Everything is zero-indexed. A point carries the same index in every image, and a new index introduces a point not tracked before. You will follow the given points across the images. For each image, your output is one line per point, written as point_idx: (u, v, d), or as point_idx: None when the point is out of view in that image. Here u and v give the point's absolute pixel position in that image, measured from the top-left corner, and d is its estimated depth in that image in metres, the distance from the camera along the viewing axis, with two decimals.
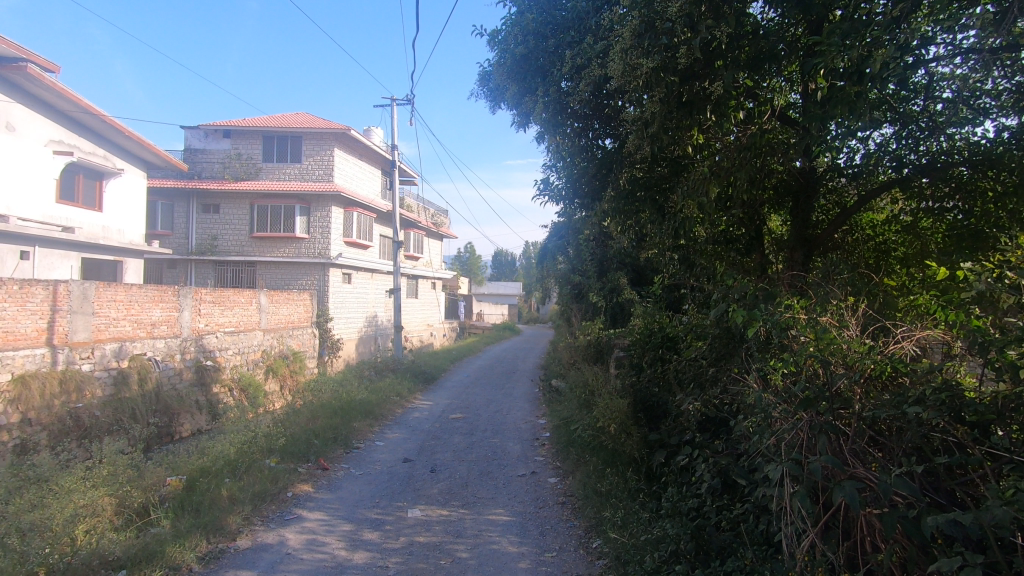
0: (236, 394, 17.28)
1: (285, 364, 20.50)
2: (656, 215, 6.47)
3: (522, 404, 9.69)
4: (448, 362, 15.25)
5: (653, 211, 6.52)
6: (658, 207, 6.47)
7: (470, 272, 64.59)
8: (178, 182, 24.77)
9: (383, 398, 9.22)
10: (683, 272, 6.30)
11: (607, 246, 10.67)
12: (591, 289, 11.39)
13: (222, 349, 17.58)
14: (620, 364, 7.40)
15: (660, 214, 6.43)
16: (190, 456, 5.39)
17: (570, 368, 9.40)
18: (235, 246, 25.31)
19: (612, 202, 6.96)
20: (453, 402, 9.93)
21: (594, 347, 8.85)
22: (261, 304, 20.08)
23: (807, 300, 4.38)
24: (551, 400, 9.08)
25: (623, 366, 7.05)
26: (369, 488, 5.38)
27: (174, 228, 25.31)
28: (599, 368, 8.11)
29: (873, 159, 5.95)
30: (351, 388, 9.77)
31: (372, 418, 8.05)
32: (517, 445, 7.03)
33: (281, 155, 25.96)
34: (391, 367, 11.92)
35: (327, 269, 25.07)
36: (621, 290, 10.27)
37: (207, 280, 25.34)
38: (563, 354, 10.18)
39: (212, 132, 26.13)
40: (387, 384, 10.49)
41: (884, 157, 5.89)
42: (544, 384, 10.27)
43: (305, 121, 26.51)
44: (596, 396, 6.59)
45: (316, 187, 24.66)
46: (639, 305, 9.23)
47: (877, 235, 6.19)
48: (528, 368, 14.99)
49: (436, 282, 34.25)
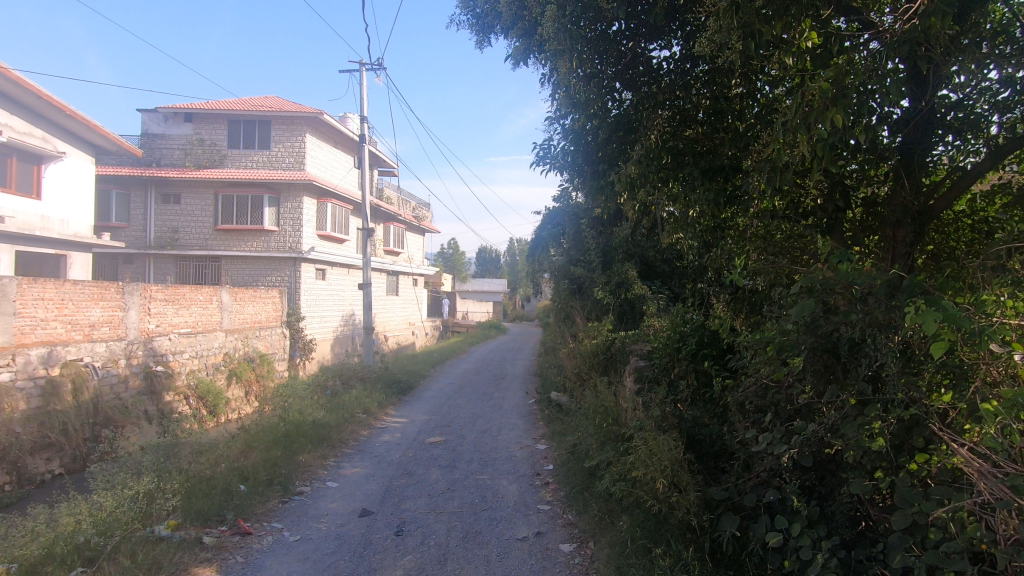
0: (193, 402, 15.44)
1: (251, 367, 18.60)
2: (704, 180, 5.02)
3: (517, 422, 8.08)
4: (429, 367, 13.62)
5: (698, 176, 5.08)
6: (701, 170, 5.04)
7: (454, 269, 63.14)
8: (133, 169, 22.64)
9: (345, 417, 7.56)
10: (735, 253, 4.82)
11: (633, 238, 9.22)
12: (594, 284, 9.84)
13: (177, 352, 15.61)
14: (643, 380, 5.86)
15: (711, 181, 4.98)
16: (36, 526, 3.66)
17: (574, 379, 7.82)
18: (197, 240, 23.24)
19: (637, 167, 5.38)
20: (433, 420, 8.31)
21: (604, 355, 7.32)
22: (222, 302, 18.14)
23: (976, 291, 2.85)
24: (554, 419, 7.47)
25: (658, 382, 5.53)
26: (305, 568, 3.72)
27: (130, 220, 23.18)
28: (612, 382, 6.58)
29: (970, 110, 3.95)
30: (308, 403, 8.05)
31: (328, 447, 6.40)
32: (513, 485, 5.44)
33: (248, 141, 23.95)
34: (360, 376, 10.20)
35: (299, 264, 23.18)
36: (630, 284, 8.76)
37: (167, 276, 23.28)
38: (563, 362, 8.62)
39: (172, 116, 23.95)
40: (355, 397, 8.79)
41: (978, 108, 3.91)
42: (543, 397, 8.68)
43: (275, 104, 24.53)
44: (622, 425, 5.03)
45: (287, 176, 22.73)
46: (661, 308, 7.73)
47: (976, 217, 3.97)
48: (518, 373, 13.38)
49: (416, 278, 32.48)
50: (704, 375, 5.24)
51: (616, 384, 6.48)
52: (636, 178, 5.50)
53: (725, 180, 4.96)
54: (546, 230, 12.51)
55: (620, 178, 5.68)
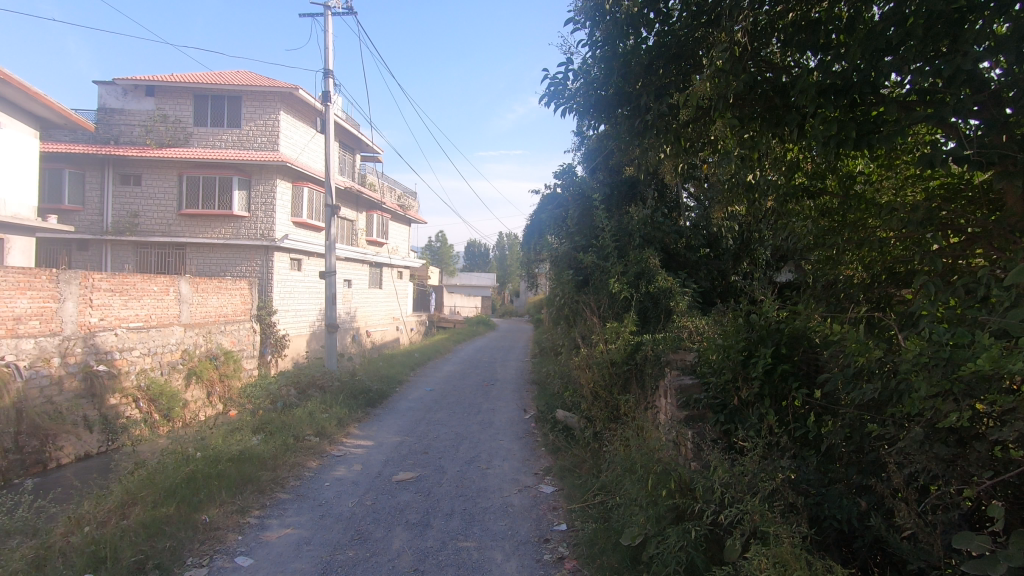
0: (143, 406, 13.49)
1: (213, 366, 16.50)
2: (817, 103, 3.33)
3: (512, 448, 6.36)
4: (408, 371, 11.88)
5: (808, 98, 3.37)
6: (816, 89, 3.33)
7: (442, 262, 61.40)
8: (88, 146, 20.44)
9: (291, 444, 5.79)
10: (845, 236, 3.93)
11: (668, 211, 8.26)
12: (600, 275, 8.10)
13: (125, 349, 13.59)
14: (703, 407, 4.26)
15: (830, 109, 3.32)
16: None
17: (587, 397, 6.09)
18: (159, 225, 21.11)
19: (717, 89, 3.66)
20: (406, 444, 6.58)
21: (626, 366, 5.65)
22: (180, 294, 16.13)
23: None
24: (566, 451, 5.72)
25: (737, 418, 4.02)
26: None
27: (86, 202, 20.99)
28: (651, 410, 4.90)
29: None
30: (242, 425, 6.23)
31: (256, 493, 4.61)
32: (515, 561, 3.72)
33: (217, 118, 21.80)
34: (322, 385, 8.38)
35: (271, 253, 21.24)
36: (651, 274, 7.05)
37: (125, 265, 21.14)
38: (569, 371, 6.95)
39: (132, 89, 21.73)
40: (309, 413, 6.99)
41: None
42: (547, 415, 6.95)
43: (245, 78, 22.40)
44: (693, 490, 3.34)
45: (258, 156, 20.73)
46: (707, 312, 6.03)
47: None
48: (511, 378, 11.62)
49: (401, 271, 30.66)
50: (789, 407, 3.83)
51: (656, 409, 4.79)
52: (717, 100, 3.70)
53: (855, 103, 3.30)
54: (547, 210, 10.87)
55: (684, 103, 3.89)
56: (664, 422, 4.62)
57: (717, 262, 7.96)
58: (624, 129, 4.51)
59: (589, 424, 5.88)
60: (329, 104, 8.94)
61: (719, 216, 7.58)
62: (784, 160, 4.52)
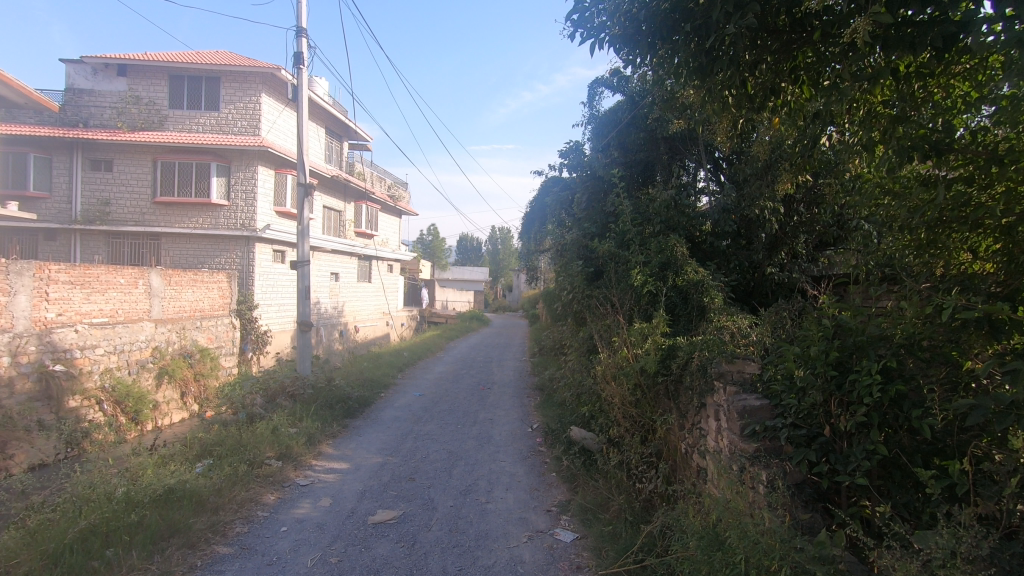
0: (110, 408, 11.67)
1: (187, 364, 14.77)
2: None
3: (518, 474, 5.27)
4: (396, 374, 10.75)
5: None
6: None
7: (434, 256, 60.09)
8: (54, 128, 18.94)
9: (245, 475, 4.65)
10: (968, 212, 2.90)
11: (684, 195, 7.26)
12: (608, 266, 6.99)
13: (87, 347, 11.83)
14: (783, 445, 3.21)
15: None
16: None
17: (610, 414, 5.01)
18: (132, 213, 19.67)
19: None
20: (389, 468, 5.46)
21: (658, 378, 4.58)
22: (150, 286, 14.81)
23: None
24: (586, 486, 4.62)
25: (838, 459, 2.98)
26: None
27: (53, 189, 19.50)
28: (709, 441, 3.86)
29: None
30: (185, 451, 5.07)
31: (184, 549, 3.47)
32: None
33: (193, 101, 20.34)
34: (293, 393, 7.22)
35: (252, 244, 19.88)
36: (678, 265, 5.96)
37: (96, 256, 19.70)
38: (583, 382, 5.85)
39: (103, 68, 20.17)
40: (273, 431, 5.85)
41: None
42: (560, 434, 5.86)
43: (224, 58, 20.93)
44: None
45: (238, 141, 19.29)
46: (759, 318, 4.96)
47: None
48: (510, 381, 10.50)
49: (391, 264, 29.39)
50: (895, 437, 2.92)
51: (716, 443, 3.73)
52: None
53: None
54: (551, 193, 9.78)
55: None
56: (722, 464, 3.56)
57: (748, 252, 6.89)
58: (689, 53, 3.37)
59: (614, 450, 4.79)
60: (302, 67, 7.65)
61: (759, 198, 6.47)
62: (867, 114, 3.52)
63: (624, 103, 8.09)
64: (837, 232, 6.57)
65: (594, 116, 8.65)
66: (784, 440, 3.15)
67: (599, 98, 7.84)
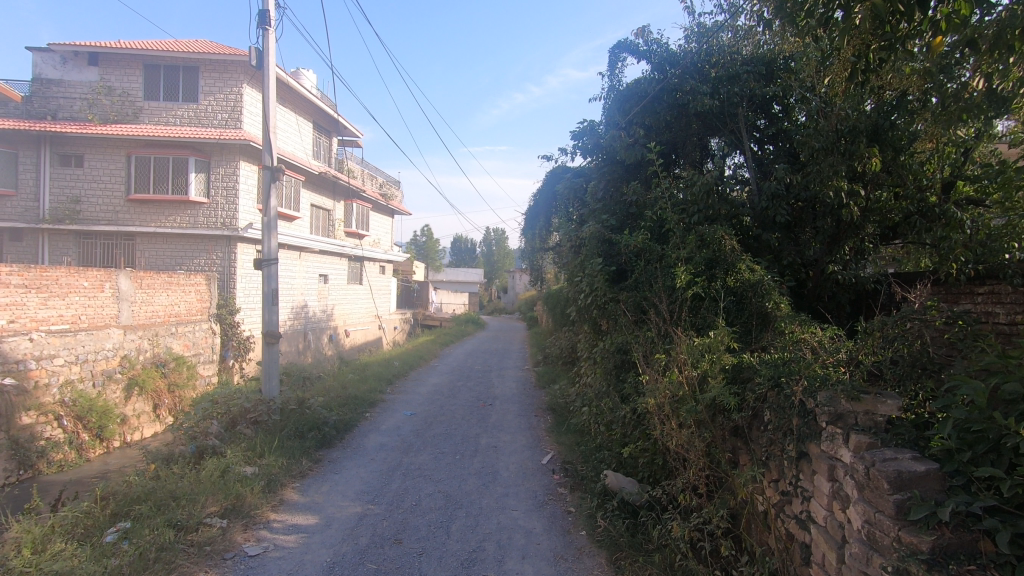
0: (69, 425, 10.19)
1: (160, 374, 13.35)
2: None
3: (537, 534, 4.05)
4: (385, 388, 9.46)
5: None
6: None
7: (428, 256, 58.60)
8: (18, 121, 17.39)
9: (171, 553, 3.38)
10: None
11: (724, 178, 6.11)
12: (634, 264, 5.82)
13: (45, 358, 10.29)
14: (990, 544, 2.00)
15: None
16: None
17: (664, 457, 3.82)
18: (104, 212, 18.16)
19: None
20: (372, 525, 4.23)
21: (733, 414, 3.41)
22: (118, 290, 13.24)
23: None
24: (636, 567, 3.39)
25: None
26: None
27: (19, 186, 17.97)
28: (832, 519, 2.66)
29: None
30: (95, 513, 3.79)
31: None
32: None
33: (170, 91, 18.83)
34: (256, 420, 5.95)
35: (234, 243, 18.35)
36: (731, 262, 4.79)
37: (65, 257, 18.18)
38: (618, 413, 4.62)
39: (73, 56, 18.58)
40: (223, 476, 4.61)
41: None
42: (592, 481, 4.61)
43: (204, 46, 19.40)
44: None
45: (219, 134, 17.79)
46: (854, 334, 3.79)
47: None
48: (514, 396, 9.26)
49: (382, 265, 28.04)
50: None
51: (849, 523, 2.53)
52: None
53: None
54: (562, 181, 8.62)
55: None
56: (864, 563, 2.36)
57: (797, 247, 5.76)
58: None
59: (671, 512, 3.57)
60: (268, 28, 6.43)
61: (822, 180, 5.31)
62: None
63: (651, 72, 6.91)
64: (916, 221, 5.30)
65: (613, 91, 7.48)
66: (997, 542, 1.94)
67: (622, 66, 6.66)
